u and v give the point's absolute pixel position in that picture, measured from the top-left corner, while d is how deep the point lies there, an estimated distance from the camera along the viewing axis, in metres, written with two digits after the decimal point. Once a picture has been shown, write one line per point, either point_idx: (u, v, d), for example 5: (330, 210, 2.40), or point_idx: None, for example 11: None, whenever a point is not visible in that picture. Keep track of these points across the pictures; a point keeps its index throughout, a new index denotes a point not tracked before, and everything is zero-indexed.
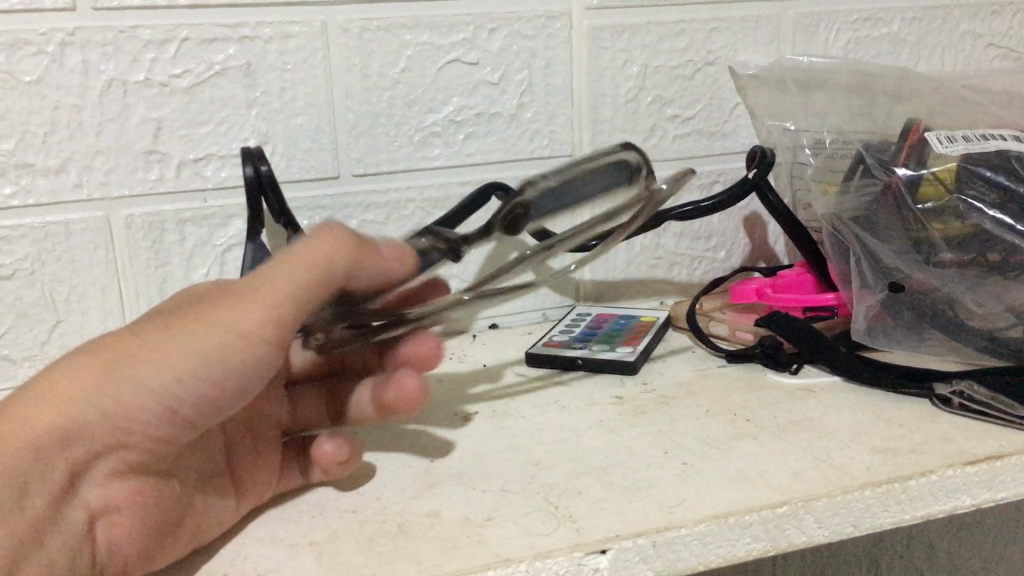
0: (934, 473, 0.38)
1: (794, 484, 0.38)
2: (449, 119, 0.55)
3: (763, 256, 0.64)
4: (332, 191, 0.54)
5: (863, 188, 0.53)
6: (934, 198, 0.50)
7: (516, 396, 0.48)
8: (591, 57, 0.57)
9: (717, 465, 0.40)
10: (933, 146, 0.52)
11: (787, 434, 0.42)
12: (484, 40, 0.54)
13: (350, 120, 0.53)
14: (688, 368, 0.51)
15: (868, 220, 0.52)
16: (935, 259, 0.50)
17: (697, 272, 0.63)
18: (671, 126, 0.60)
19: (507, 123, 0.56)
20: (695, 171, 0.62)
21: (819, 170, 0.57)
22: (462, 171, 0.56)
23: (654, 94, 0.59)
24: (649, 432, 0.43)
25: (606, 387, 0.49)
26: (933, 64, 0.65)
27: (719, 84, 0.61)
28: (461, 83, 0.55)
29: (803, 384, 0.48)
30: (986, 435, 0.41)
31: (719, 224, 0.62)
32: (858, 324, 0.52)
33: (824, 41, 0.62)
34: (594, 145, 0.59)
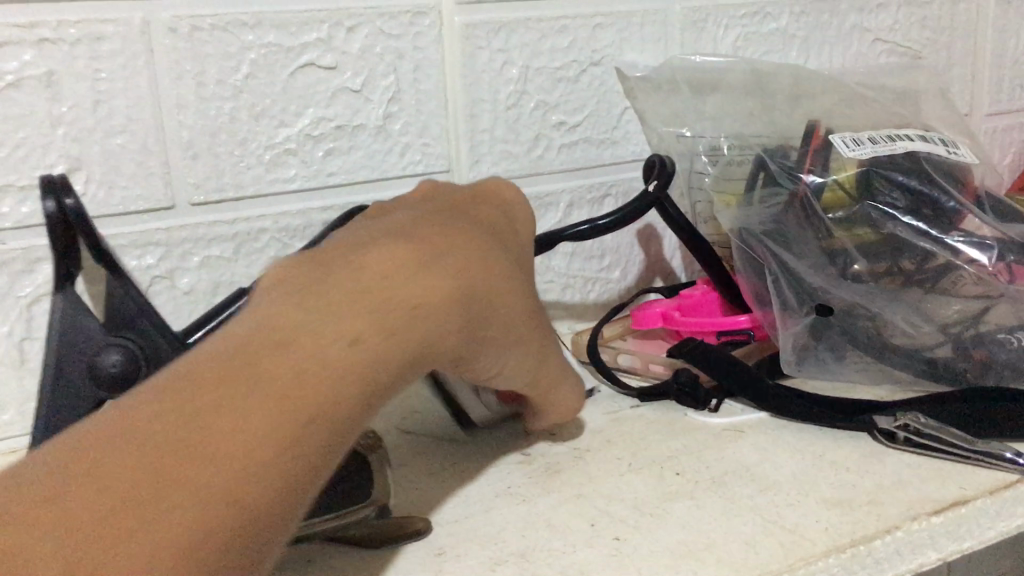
0: (899, 530, 0.33)
1: (748, 559, 0.32)
2: (305, 133, 0.47)
3: (660, 274, 0.59)
4: (166, 223, 0.45)
5: (766, 199, 0.49)
6: (837, 206, 0.46)
7: (406, 461, 0.41)
8: (465, 59, 0.50)
9: (655, 537, 0.34)
10: (839, 151, 0.48)
11: (726, 489, 0.37)
12: (343, 40, 0.47)
13: (184, 138, 0.44)
14: (597, 410, 0.45)
15: (778, 232, 0.47)
16: (851, 271, 0.46)
17: (590, 294, 0.57)
18: (556, 134, 0.54)
19: (373, 136, 0.49)
20: (584, 184, 0.56)
21: (717, 179, 0.52)
22: (323, 193, 0.48)
23: (537, 99, 0.53)
24: (568, 498, 0.37)
25: (509, 442, 0.42)
26: (821, 62, 0.62)
27: (607, 87, 0.55)
28: (318, 91, 0.47)
29: (729, 423, 0.43)
30: (941, 475, 0.37)
31: (612, 240, 0.57)
32: (786, 353, 0.47)
33: (714, 38, 0.57)
34: (473, 158, 0.52)
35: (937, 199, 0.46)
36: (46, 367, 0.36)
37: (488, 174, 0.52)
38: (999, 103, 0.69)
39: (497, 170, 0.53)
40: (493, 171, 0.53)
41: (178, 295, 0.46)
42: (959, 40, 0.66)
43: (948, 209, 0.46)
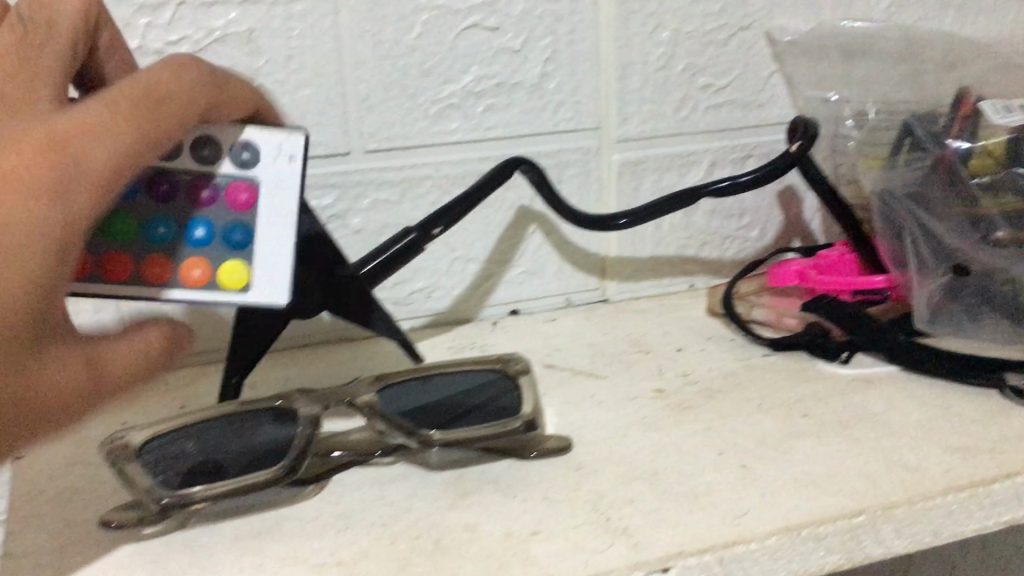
0: (1020, 476, 0.35)
1: (866, 490, 0.34)
2: (468, 89, 0.51)
3: (798, 235, 0.61)
4: (342, 168, 0.50)
5: (911, 163, 0.50)
6: (982, 171, 0.47)
7: (550, 390, 0.45)
8: (619, 22, 0.53)
9: (778, 467, 0.36)
10: (988, 117, 0.48)
11: (850, 431, 0.39)
12: (506, 3, 0.50)
13: (361, 91, 0.49)
14: (730, 357, 0.48)
15: (919, 195, 0.49)
16: (993, 236, 0.46)
17: (728, 252, 0.59)
18: (703, 96, 0.56)
19: (530, 93, 0.52)
20: (728, 144, 0.58)
21: (861, 143, 0.53)
22: (481, 146, 0.52)
23: (685, 61, 0.55)
24: (699, 430, 0.40)
25: (645, 380, 0.45)
26: (977, 29, 0.61)
27: (755, 51, 0.57)
28: (481, 51, 0.51)
29: (858, 374, 0.45)
30: None
31: (753, 200, 0.59)
32: (919, 311, 0.49)
33: (866, 4, 0.58)
34: (622, 117, 0.55)
35: None
36: None
37: (635, 133, 0.55)
38: None
39: (644, 129, 0.55)
40: (640, 129, 0.55)
41: (350, 233, 0.51)
42: None
43: None
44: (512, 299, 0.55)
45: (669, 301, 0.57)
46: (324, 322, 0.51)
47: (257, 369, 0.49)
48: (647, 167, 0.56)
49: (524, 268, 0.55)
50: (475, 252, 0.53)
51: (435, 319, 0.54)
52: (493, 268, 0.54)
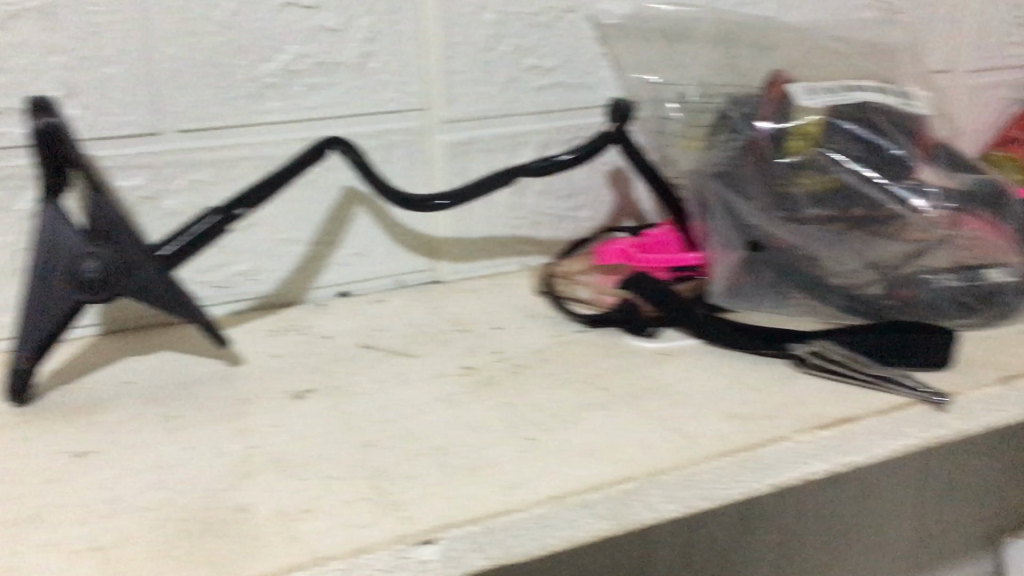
0: (788, 441, 0.37)
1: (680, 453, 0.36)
2: (286, 68, 0.50)
3: (630, 214, 0.62)
4: (153, 148, 0.49)
5: (727, 143, 0.52)
6: (798, 152, 0.49)
7: (358, 367, 0.45)
8: (442, 2, 0.52)
9: (562, 439, 0.37)
10: (796, 99, 0.51)
11: (641, 402, 0.40)
12: None
13: (169, 70, 0.48)
14: (544, 334, 0.48)
15: (731, 176, 0.50)
16: (798, 214, 0.49)
17: (561, 231, 0.60)
18: (530, 78, 0.57)
19: (351, 74, 0.52)
20: (558, 126, 0.58)
21: (683, 124, 0.55)
22: (302, 126, 0.52)
23: (511, 42, 0.55)
24: (497, 405, 0.40)
25: (456, 356, 0.46)
26: (802, 12, 0.63)
27: (581, 33, 0.57)
28: (298, 29, 0.50)
29: (661, 348, 0.46)
30: (843, 397, 0.40)
31: (583, 181, 0.60)
32: (719, 284, 0.50)
33: None
34: (449, 98, 0.55)
35: (884, 146, 0.50)
36: (33, 268, 0.41)
37: (463, 114, 0.55)
38: (982, 58, 0.70)
39: (472, 109, 0.55)
40: (467, 111, 0.55)
41: (164, 216, 0.50)
42: None
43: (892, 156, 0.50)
44: (341, 280, 0.55)
45: (501, 280, 0.58)
46: (133, 306, 0.49)
47: (58, 355, 0.47)
48: (476, 148, 0.56)
49: (352, 249, 0.55)
50: (298, 232, 0.53)
51: (256, 301, 0.53)
52: (318, 249, 0.54)
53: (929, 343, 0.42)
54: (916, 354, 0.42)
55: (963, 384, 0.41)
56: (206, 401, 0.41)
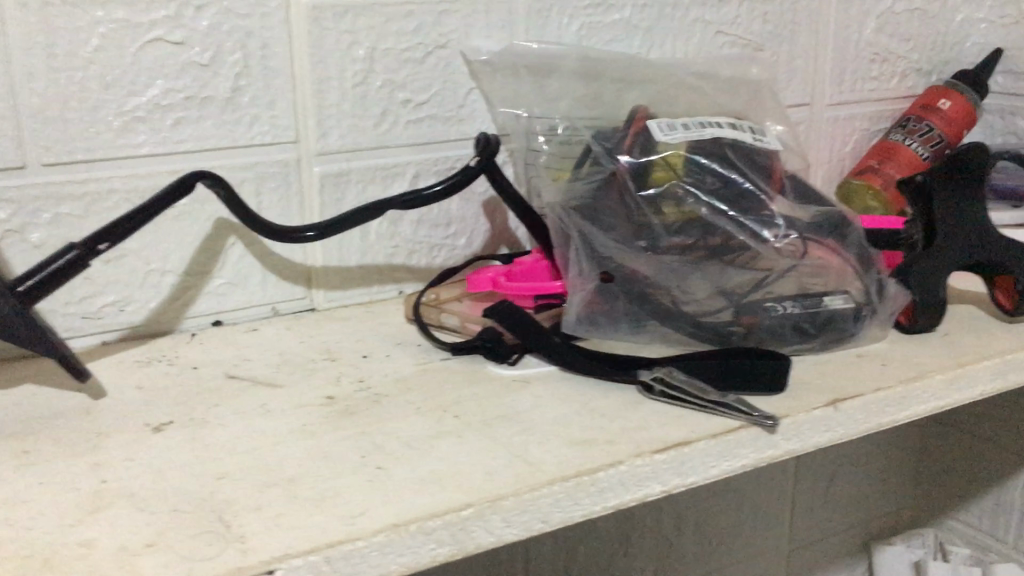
0: (624, 464, 0.39)
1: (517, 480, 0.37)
2: (154, 102, 0.51)
3: (505, 242, 0.64)
4: (18, 181, 0.49)
5: (591, 176, 0.55)
6: (662, 182, 0.54)
7: (222, 399, 0.45)
8: (312, 39, 0.54)
9: (411, 467, 0.39)
10: (656, 135, 0.55)
11: (492, 429, 0.42)
12: (191, 17, 0.50)
13: (34, 104, 0.48)
14: (410, 362, 0.50)
15: (592, 209, 0.53)
16: (658, 245, 0.52)
17: (437, 259, 0.62)
18: (403, 111, 0.58)
19: (221, 107, 0.53)
20: (432, 157, 0.60)
21: (552, 156, 0.57)
22: (171, 159, 0.52)
23: (382, 77, 0.57)
24: (353, 434, 0.42)
25: (321, 386, 0.47)
26: (666, 50, 0.66)
27: (452, 69, 0.59)
28: (166, 64, 0.51)
29: (520, 375, 0.48)
30: (682, 421, 0.42)
31: (457, 210, 0.61)
32: (570, 313, 0.52)
33: (558, 26, 0.62)
34: (321, 131, 0.56)
35: (736, 180, 0.54)
36: None
37: (336, 146, 0.57)
38: (841, 93, 0.74)
39: (345, 142, 0.57)
40: (340, 143, 0.57)
41: (30, 248, 0.50)
42: (800, 36, 0.71)
43: (743, 190, 0.54)
44: (214, 310, 0.55)
45: (376, 308, 0.59)
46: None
47: None
48: (350, 179, 0.58)
49: (226, 278, 0.55)
50: (169, 263, 0.53)
51: (126, 332, 0.53)
52: (191, 279, 0.54)
53: (766, 369, 0.45)
54: (755, 380, 0.45)
55: (793, 406, 0.43)
56: (63, 437, 0.41)
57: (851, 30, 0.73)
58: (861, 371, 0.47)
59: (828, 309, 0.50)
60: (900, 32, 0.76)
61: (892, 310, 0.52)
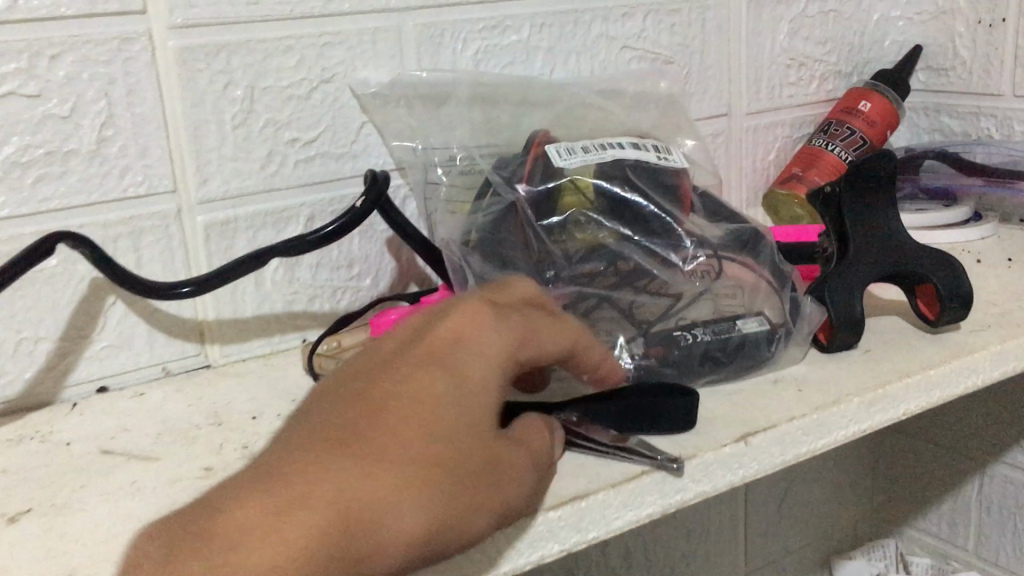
0: (512, 526, 0.36)
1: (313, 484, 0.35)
2: (11, 160, 0.48)
3: (413, 279, 0.61)
4: None
5: (490, 208, 0.53)
6: (572, 208, 0.52)
7: (91, 478, 0.42)
8: (183, 82, 0.51)
9: None
10: (555, 161, 0.53)
11: None
12: (45, 68, 0.47)
13: None
14: None
15: (492, 242, 0.52)
16: (560, 275, 0.50)
17: (340, 303, 0.59)
18: (290, 151, 0.55)
19: (88, 160, 0.49)
20: (327, 197, 0.57)
21: (451, 189, 0.55)
22: (36, 219, 0.49)
23: (265, 117, 0.54)
24: None
25: (201, 455, 0.43)
26: (570, 69, 0.64)
27: (340, 103, 0.56)
28: (22, 119, 0.47)
29: None
30: (582, 470, 0.40)
31: (358, 250, 0.58)
32: None
33: (451, 52, 0.59)
34: (201, 178, 0.53)
35: (641, 203, 0.53)
36: None
37: (218, 193, 0.54)
38: (759, 101, 0.72)
39: (229, 188, 0.54)
40: (223, 189, 0.54)
41: None
42: (711, 45, 0.69)
43: (648, 213, 0.52)
44: (98, 375, 0.52)
45: (276, 360, 0.56)
46: None
47: None
48: (238, 226, 0.55)
49: (107, 342, 0.52)
50: (42, 329, 0.50)
51: (1, 406, 0.49)
52: (68, 344, 0.51)
53: (674, 409, 0.41)
54: (663, 420, 0.41)
55: (702, 444, 0.41)
56: None
57: (765, 36, 0.71)
58: (774, 398, 0.45)
59: (741, 334, 0.48)
60: (816, 35, 0.74)
61: (807, 330, 0.50)
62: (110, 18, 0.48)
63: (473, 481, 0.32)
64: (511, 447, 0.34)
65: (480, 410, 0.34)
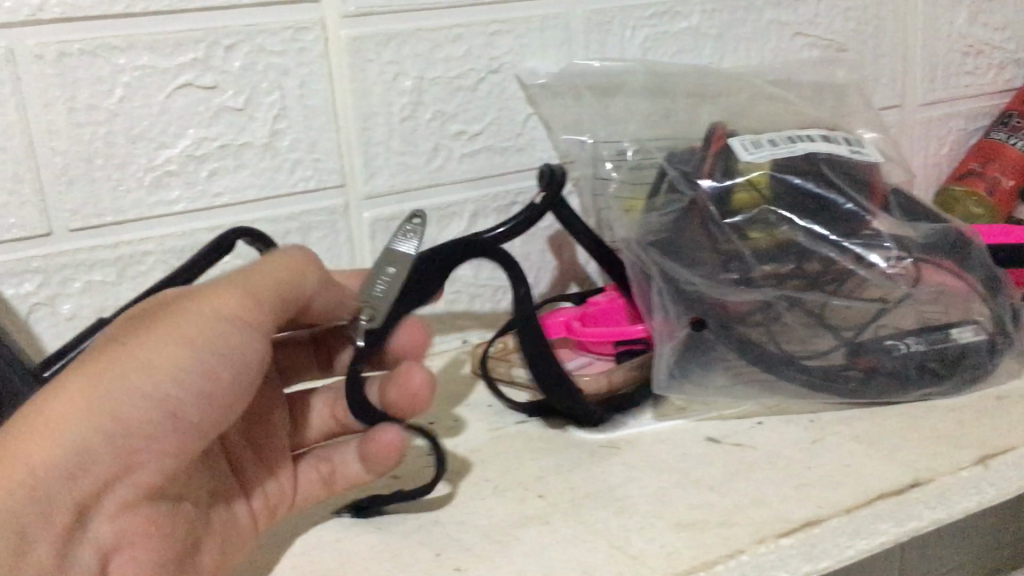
0: (744, 554, 0.33)
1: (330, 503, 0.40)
2: (186, 154, 0.46)
3: (574, 279, 0.59)
4: (45, 251, 0.45)
5: (666, 205, 0.48)
6: (747, 205, 0.46)
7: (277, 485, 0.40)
8: (353, 73, 0.49)
9: (496, 567, 0.33)
10: (739, 155, 0.48)
11: (583, 512, 0.36)
12: (221, 58, 0.46)
13: (56, 165, 0.44)
14: (482, 429, 0.45)
15: (671, 243, 0.46)
16: (749, 278, 0.46)
17: (502, 303, 0.57)
18: (456, 144, 0.53)
19: (259, 154, 0.48)
20: (490, 193, 0.55)
21: (622, 184, 0.51)
22: (208, 214, 0.48)
23: (433, 109, 0.52)
24: (425, 524, 0.36)
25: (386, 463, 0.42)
26: (740, 58, 0.60)
27: (507, 95, 0.54)
28: (197, 111, 0.46)
29: (607, 439, 0.43)
30: (807, 494, 0.36)
31: (521, 248, 0.56)
32: (662, 364, 0.46)
33: (620, 40, 0.56)
34: (368, 173, 0.51)
35: (837, 201, 0.47)
36: None
37: (385, 188, 0.52)
38: (933, 91, 0.68)
39: (394, 183, 0.52)
40: (389, 185, 0.52)
41: (61, 321, 0.46)
42: (886, 31, 0.65)
43: (846, 212, 0.47)
44: None
45: (439, 362, 0.54)
46: None
47: None
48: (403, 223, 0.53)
49: None
50: None
51: None
52: None
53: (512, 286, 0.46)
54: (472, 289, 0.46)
55: (935, 467, 0.37)
56: None
57: (943, 21, 0.66)
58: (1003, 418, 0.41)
59: (957, 344, 0.45)
60: (995, 20, 0.69)
61: None
62: (286, 5, 0.47)
63: (157, 316, 0.33)
64: (238, 280, 0.35)
65: (226, 286, 0.34)
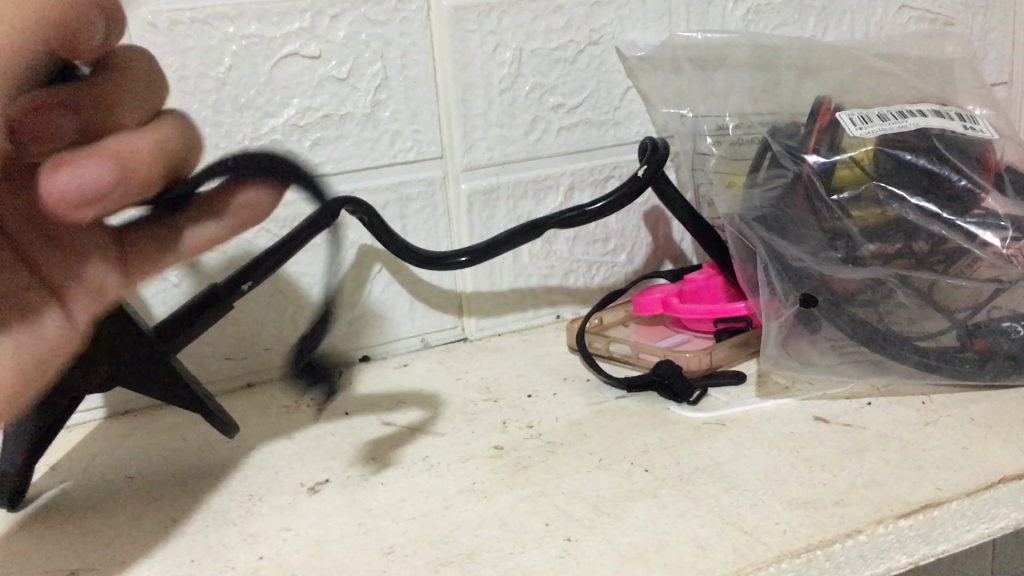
0: (862, 534, 0.32)
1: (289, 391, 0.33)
2: (291, 123, 0.47)
3: (667, 256, 0.58)
4: None
5: (769, 180, 0.47)
6: (849, 183, 0.45)
7: (380, 451, 0.41)
8: (455, 43, 0.49)
9: (605, 538, 0.33)
10: (847, 130, 0.46)
11: (691, 487, 0.36)
12: (326, 28, 0.46)
13: None
14: (580, 402, 0.44)
15: (775, 219, 0.46)
16: (855, 256, 0.45)
17: (595, 278, 0.56)
18: (554, 117, 0.53)
19: (361, 124, 0.48)
20: (586, 167, 0.55)
21: (722, 159, 0.50)
22: None
23: (532, 81, 0.52)
24: (532, 493, 0.36)
25: (487, 433, 0.42)
26: (843, 31, 0.59)
27: (606, 68, 0.53)
28: (302, 81, 0.46)
29: (711, 417, 0.42)
30: (923, 476, 0.35)
31: (615, 224, 0.56)
32: (770, 342, 0.45)
33: (720, 13, 0.55)
34: (467, 144, 0.51)
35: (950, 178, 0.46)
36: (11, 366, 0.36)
37: (482, 160, 0.52)
38: None
39: (491, 155, 0.52)
40: (487, 157, 0.52)
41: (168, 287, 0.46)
42: (995, 5, 0.62)
43: (960, 189, 0.46)
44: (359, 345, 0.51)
45: (533, 336, 0.54)
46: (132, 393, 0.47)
47: (56, 452, 0.43)
48: (499, 196, 0.52)
49: (372, 311, 0.51)
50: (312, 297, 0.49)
51: (274, 373, 0.49)
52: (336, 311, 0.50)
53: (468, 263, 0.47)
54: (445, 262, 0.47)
55: None
56: (216, 499, 0.38)
57: None
58: None
59: None
60: None
61: None
62: None
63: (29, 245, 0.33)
64: None
65: None
